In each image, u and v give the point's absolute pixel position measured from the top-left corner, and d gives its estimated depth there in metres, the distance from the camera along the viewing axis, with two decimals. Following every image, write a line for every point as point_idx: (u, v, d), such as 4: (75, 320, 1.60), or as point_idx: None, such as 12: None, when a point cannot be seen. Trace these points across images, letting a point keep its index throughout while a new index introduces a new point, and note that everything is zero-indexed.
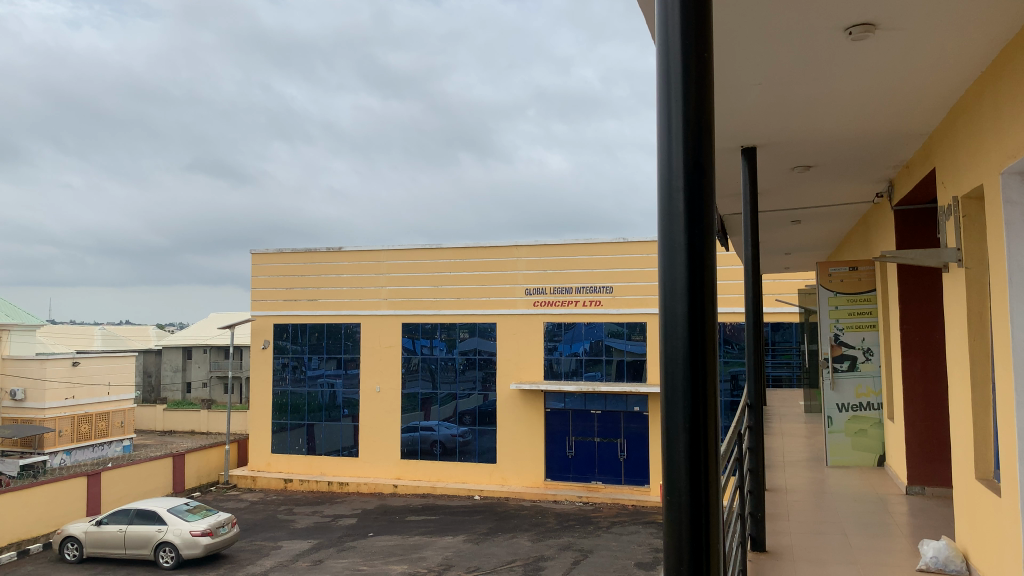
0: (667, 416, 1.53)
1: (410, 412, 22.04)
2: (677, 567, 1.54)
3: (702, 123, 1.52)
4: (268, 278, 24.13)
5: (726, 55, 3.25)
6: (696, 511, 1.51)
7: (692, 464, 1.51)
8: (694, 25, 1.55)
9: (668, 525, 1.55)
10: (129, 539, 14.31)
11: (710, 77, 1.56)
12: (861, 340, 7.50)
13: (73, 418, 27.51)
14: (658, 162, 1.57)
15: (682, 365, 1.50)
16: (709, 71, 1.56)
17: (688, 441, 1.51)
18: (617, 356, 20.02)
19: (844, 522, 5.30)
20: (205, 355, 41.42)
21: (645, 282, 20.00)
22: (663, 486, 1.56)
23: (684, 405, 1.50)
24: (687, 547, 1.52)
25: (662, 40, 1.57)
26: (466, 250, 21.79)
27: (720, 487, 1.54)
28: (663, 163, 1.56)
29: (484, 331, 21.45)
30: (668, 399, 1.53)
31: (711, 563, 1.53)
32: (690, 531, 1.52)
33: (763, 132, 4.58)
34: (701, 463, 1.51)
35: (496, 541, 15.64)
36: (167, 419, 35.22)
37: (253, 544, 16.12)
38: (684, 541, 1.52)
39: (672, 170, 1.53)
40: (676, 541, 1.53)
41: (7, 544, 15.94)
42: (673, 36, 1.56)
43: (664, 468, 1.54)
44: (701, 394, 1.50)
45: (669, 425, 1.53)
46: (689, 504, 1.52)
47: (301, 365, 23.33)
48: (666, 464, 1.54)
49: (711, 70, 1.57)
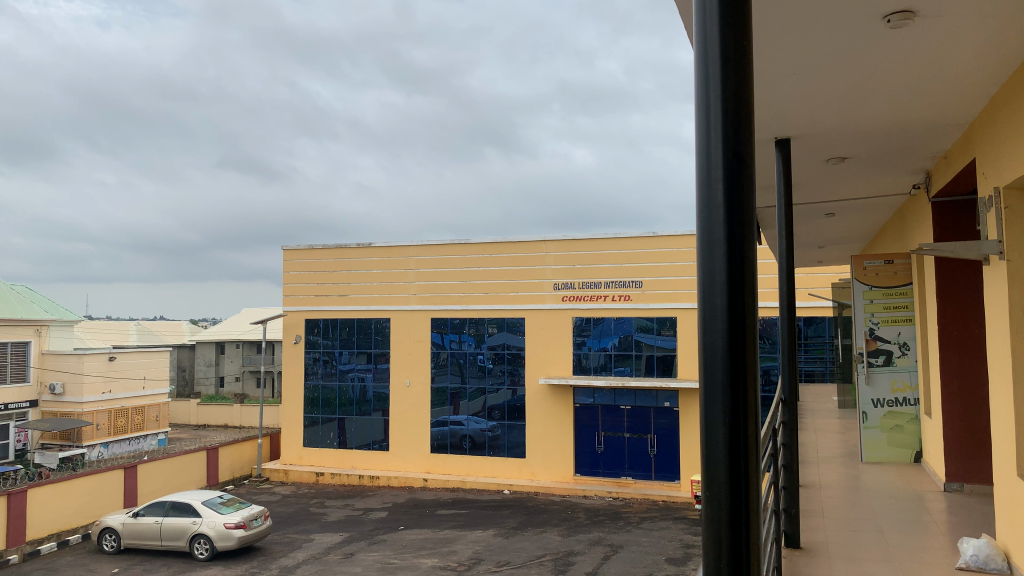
0: (707, 413, 1.53)
1: (439, 407, 22.17)
2: (717, 565, 1.53)
3: (740, 110, 1.50)
4: (299, 274, 24.35)
5: (762, 45, 3.20)
6: (736, 503, 1.50)
7: (732, 463, 1.50)
8: (734, 22, 1.52)
9: (707, 520, 1.54)
10: (165, 530, 14.58)
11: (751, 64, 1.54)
12: (897, 334, 7.45)
13: (110, 412, 28.18)
14: (696, 156, 1.56)
15: (722, 363, 1.48)
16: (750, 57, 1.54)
17: (728, 439, 1.50)
18: (647, 351, 19.91)
19: (880, 518, 5.22)
20: (238, 350, 42.10)
21: (674, 276, 19.86)
22: (701, 484, 1.55)
23: (724, 395, 1.49)
24: (727, 542, 1.51)
25: (700, 34, 1.55)
26: (495, 245, 21.81)
27: (760, 482, 1.52)
28: (699, 152, 1.55)
29: (513, 325, 21.47)
30: (707, 398, 1.53)
31: (751, 560, 1.52)
32: (730, 533, 1.51)
33: (797, 123, 4.51)
34: (741, 460, 1.50)
35: (526, 535, 15.66)
36: (200, 413, 35.81)
37: (285, 537, 16.29)
38: (724, 537, 1.51)
39: (710, 161, 1.51)
40: (715, 541, 1.52)
41: (47, 535, 16.29)
42: (710, 28, 1.54)
43: (704, 464, 1.53)
44: (742, 392, 1.48)
45: (710, 423, 1.52)
46: (728, 502, 1.50)
47: (332, 359, 23.61)
48: (705, 463, 1.52)
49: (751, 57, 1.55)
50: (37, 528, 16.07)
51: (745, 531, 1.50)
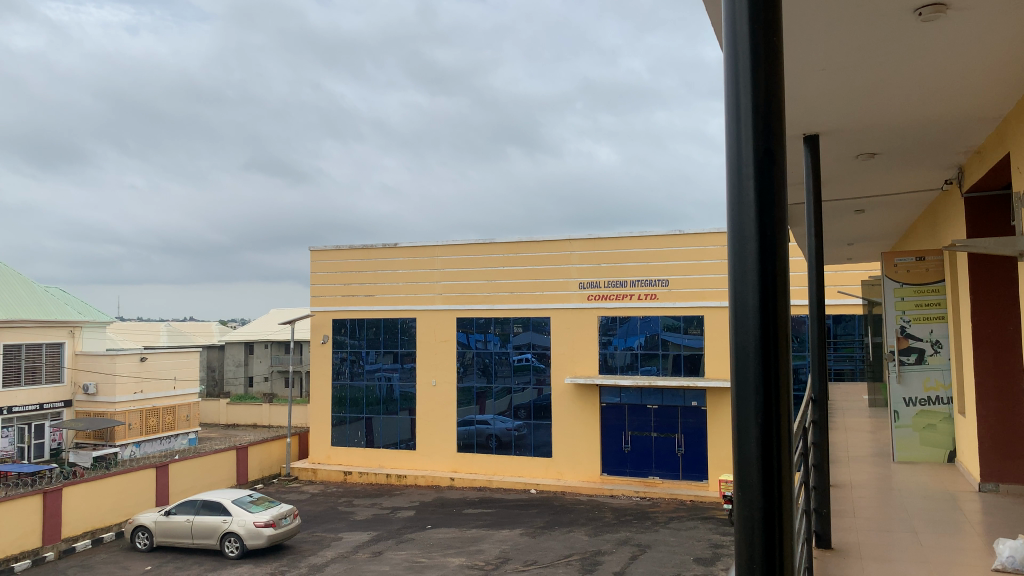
0: (740, 419, 1.53)
1: (466, 406, 22.22)
2: (750, 567, 1.54)
3: (771, 100, 1.50)
4: (325, 275, 24.54)
5: (792, 39, 3.17)
6: (769, 507, 1.50)
7: (764, 468, 1.50)
8: (764, 20, 1.52)
9: (740, 525, 1.55)
10: (196, 529, 14.77)
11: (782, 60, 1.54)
12: (930, 332, 7.37)
13: (142, 411, 28.59)
14: (726, 153, 1.55)
15: (754, 365, 1.49)
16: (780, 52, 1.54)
17: (760, 442, 1.50)
18: (674, 350, 19.80)
19: (914, 519, 5.14)
20: (266, 350, 42.53)
21: (701, 275, 19.71)
22: (733, 488, 1.55)
23: (755, 400, 1.49)
24: (760, 544, 1.52)
25: (729, 31, 1.55)
26: (520, 244, 21.81)
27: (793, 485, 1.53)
28: (732, 147, 1.55)
29: (538, 325, 21.47)
30: (739, 404, 1.53)
31: (784, 561, 1.53)
32: (763, 535, 1.52)
33: (825, 118, 4.46)
34: (775, 464, 1.50)
35: (553, 534, 15.65)
36: (230, 413, 36.22)
37: (314, 535, 16.41)
38: (757, 540, 1.52)
39: (740, 159, 1.51)
40: (749, 544, 1.54)
41: (81, 533, 16.55)
42: (739, 22, 1.54)
43: (736, 468, 1.54)
44: (774, 395, 1.49)
45: (741, 429, 1.52)
46: (761, 505, 1.51)
47: (359, 359, 23.77)
48: (738, 466, 1.53)
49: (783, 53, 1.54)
50: (72, 525, 16.35)
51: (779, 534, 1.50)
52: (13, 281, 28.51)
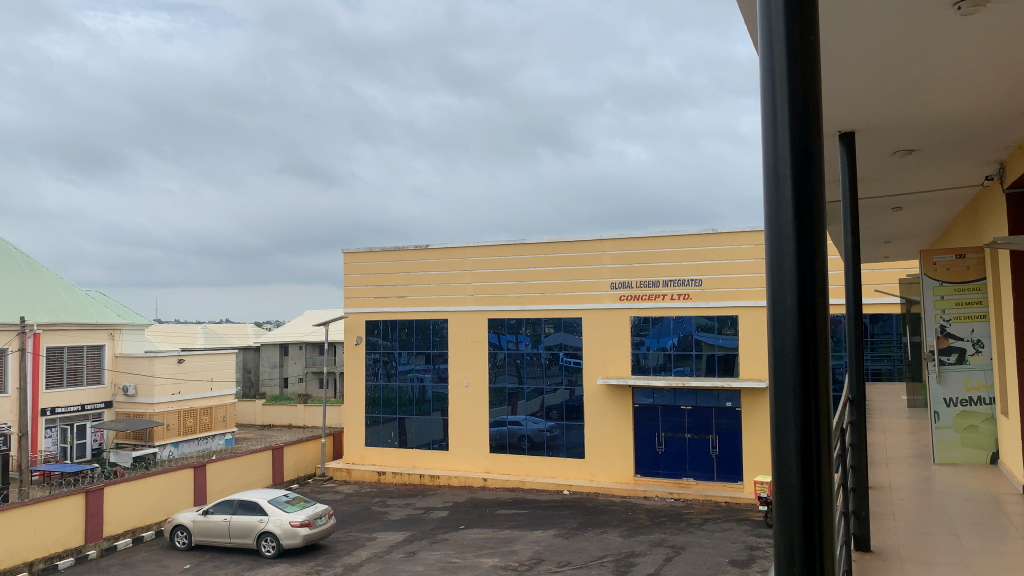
0: (779, 411, 1.70)
1: (498, 407, 22.26)
2: (789, 545, 1.71)
3: (808, 105, 1.66)
4: (358, 277, 24.73)
5: (829, 36, 3.14)
6: (807, 493, 1.68)
7: (802, 456, 1.67)
8: (797, 35, 1.68)
9: (780, 511, 1.73)
10: (233, 528, 14.99)
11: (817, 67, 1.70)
12: (971, 331, 7.21)
13: (180, 412, 29.04)
14: (765, 153, 1.72)
15: (792, 358, 1.66)
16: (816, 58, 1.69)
17: (799, 433, 1.67)
18: (707, 351, 19.64)
19: (955, 522, 5.05)
20: (301, 351, 42.99)
21: (735, 274, 19.50)
22: (772, 475, 1.72)
23: (794, 390, 1.66)
24: (798, 521, 1.70)
25: (766, 40, 1.72)
26: (550, 245, 21.78)
27: (829, 472, 1.70)
28: (769, 148, 1.72)
29: (570, 325, 21.42)
30: (779, 396, 1.70)
31: (822, 538, 1.71)
32: (802, 520, 1.70)
33: (862, 115, 4.41)
34: (811, 450, 1.67)
35: (586, 536, 15.61)
36: (266, 413, 36.68)
37: (348, 535, 16.54)
38: (796, 519, 1.70)
39: (778, 158, 1.68)
40: (789, 528, 1.72)
41: (122, 531, 16.84)
42: (777, 36, 1.71)
43: (775, 456, 1.71)
44: (811, 386, 1.66)
45: (781, 422, 1.69)
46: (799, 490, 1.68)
47: (392, 360, 23.93)
48: (777, 455, 1.71)
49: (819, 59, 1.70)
50: (114, 524, 16.65)
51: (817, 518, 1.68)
52: (55, 285, 29.15)
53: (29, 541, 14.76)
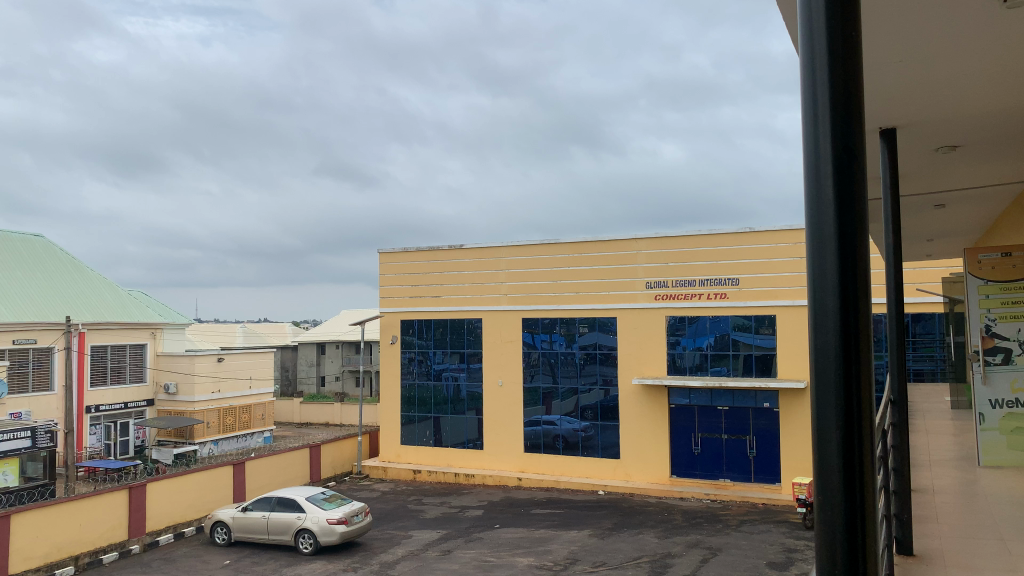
0: (821, 404, 1.86)
1: (532, 406, 22.27)
2: (833, 527, 1.86)
3: (848, 107, 1.84)
4: (393, 276, 24.89)
5: (871, 33, 3.10)
6: (849, 477, 1.84)
7: (845, 443, 1.83)
8: (837, 48, 1.86)
9: (825, 501, 1.87)
10: (271, 525, 15.20)
11: (857, 75, 1.87)
12: (1018, 331, 7.04)
13: (219, 410, 29.47)
14: (808, 152, 1.91)
15: (834, 351, 1.83)
16: (857, 67, 1.87)
17: (840, 421, 1.83)
18: (745, 350, 19.44)
19: (1001, 526, 4.94)
20: (338, 350, 43.40)
21: (773, 274, 19.25)
22: (815, 463, 1.88)
23: (836, 379, 1.82)
24: (842, 510, 1.84)
25: (808, 49, 1.91)
26: (585, 244, 21.72)
27: (871, 459, 1.84)
28: (811, 151, 1.90)
29: (605, 325, 21.34)
30: (822, 388, 1.86)
31: (865, 522, 1.85)
32: (846, 507, 1.84)
33: (904, 112, 4.34)
34: (854, 438, 1.82)
35: (622, 536, 15.54)
36: (303, 412, 37.11)
37: (384, 533, 16.66)
38: (841, 507, 1.85)
39: (821, 158, 1.87)
40: (832, 515, 1.86)
41: (164, 527, 17.14)
42: (818, 41, 1.89)
43: (817, 444, 1.88)
44: (854, 376, 1.81)
45: (823, 417, 1.85)
46: (842, 476, 1.84)
47: (427, 359, 24.06)
48: (820, 445, 1.87)
49: (859, 68, 1.87)
50: (156, 519, 16.96)
51: (860, 507, 1.83)
52: (99, 285, 29.83)
53: (75, 535, 15.12)
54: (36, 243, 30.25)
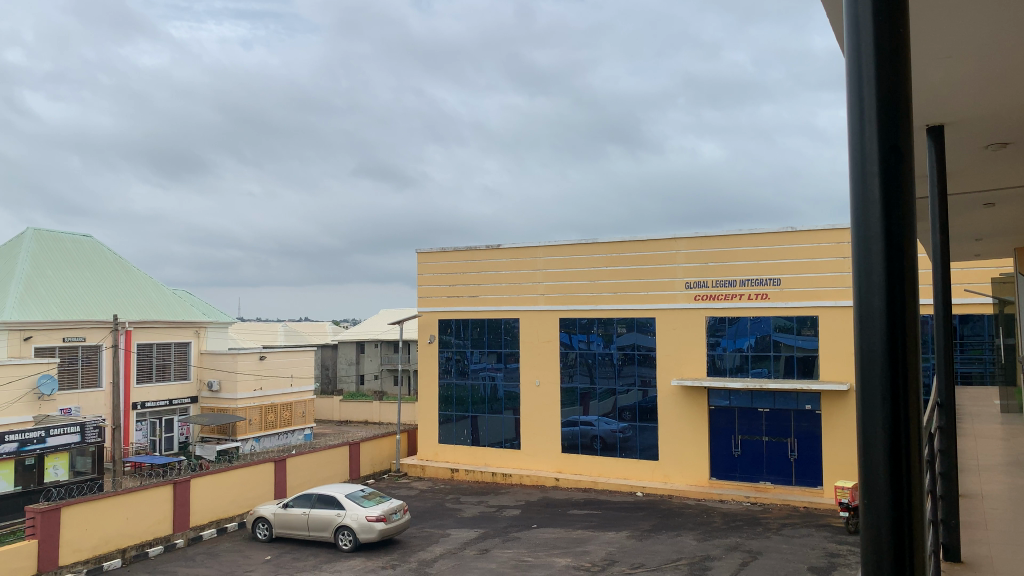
0: (867, 403, 1.92)
1: (570, 407, 22.24)
2: (881, 526, 1.91)
3: (894, 105, 1.89)
4: (431, 276, 25.01)
5: (921, 28, 3.04)
6: (895, 476, 1.89)
7: (892, 443, 1.89)
8: (881, 51, 1.91)
9: (875, 500, 1.93)
10: (312, 521, 15.39)
11: (906, 72, 1.91)
12: None
13: (261, 408, 29.88)
14: (853, 152, 1.97)
15: (881, 349, 1.89)
16: (905, 64, 1.91)
17: (888, 420, 1.89)
18: (786, 352, 19.19)
19: None
20: (376, 349, 43.81)
21: (815, 274, 18.95)
22: (863, 461, 1.94)
23: (882, 379, 1.88)
24: (889, 509, 1.90)
25: (854, 47, 1.96)
26: (623, 244, 21.62)
27: (920, 458, 1.89)
28: (856, 152, 1.96)
29: (643, 325, 21.21)
30: (868, 387, 1.92)
31: (913, 522, 1.89)
32: (891, 506, 1.90)
33: (955, 106, 4.20)
34: (900, 437, 1.88)
35: (660, 538, 15.43)
36: (343, 410, 37.53)
37: (423, 531, 16.76)
38: (886, 506, 1.90)
39: (867, 157, 1.92)
40: (880, 512, 1.92)
41: (207, 522, 17.44)
42: (864, 39, 1.94)
43: (862, 443, 1.94)
44: (901, 375, 1.87)
45: (870, 417, 1.92)
46: (889, 475, 1.89)
47: (464, 358, 24.16)
48: (867, 446, 1.92)
49: (907, 65, 1.91)
50: (200, 515, 17.27)
51: (908, 510, 1.88)
52: (145, 285, 30.50)
53: (122, 529, 15.48)
54: (85, 244, 31.07)
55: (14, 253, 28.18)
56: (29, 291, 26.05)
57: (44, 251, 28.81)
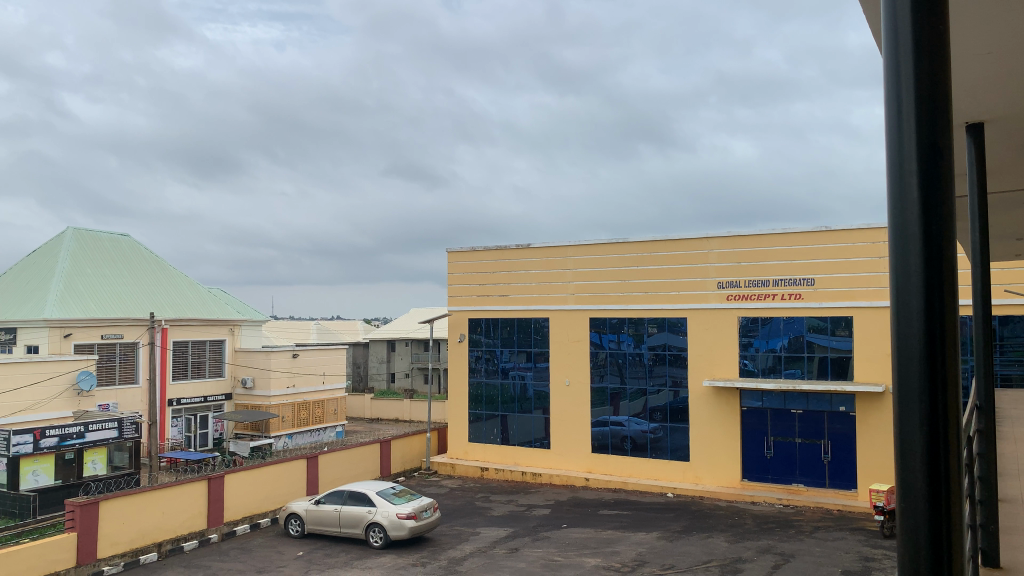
0: (906, 407, 1.91)
1: (600, 407, 22.18)
2: (917, 530, 1.90)
3: (934, 103, 1.87)
4: (461, 275, 25.08)
5: (961, 23, 2.99)
6: (933, 482, 1.88)
7: (929, 447, 1.88)
8: (921, 46, 1.89)
9: (911, 505, 1.92)
10: (343, 518, 15.53)
11: (946, 69, 1.89)
12: None
13: (294, 405, 30.20)
14: (890, 152, 1.95)
15: (918, 353, 1.88)
16: (944, 62, 1.89)
17: (925, 425, 1.88)
18: (820, 352, 18.97)
19: None
20: (407, 347, 44.12)
21: (850, 274, 18.68)
22: (899, 466, 1.93)
23: (920, 381, 1.87)
24: (926, 515, 1.89)
25: (892, 44, 1.94)
26: (654, 244, 21.51)
27: (958, 463, 1.87)
28: (894, 152, 1.94)
29: (674, 325, 21.09)
30: (906, 390, 1.91)
31: (950, 528, 1.88)
32: (928, 511, 1.89)
33: (996, 103, 4.12)
34: (938, 442, 1.87)
35: (691, 539, 15.33)
36: (374, 407, 37.83)
37: (452, 529, 16.83)
38: (924, 512, 1.90)
39: (906, 156, 1.91)
40: (916, 518, 1.91)
41: (240, 518, 17.66)
42: (905, 37, 1.91)
43: (899, 448, 1.93)
44: (940, 377, 1.86)
45: (908, 422, 1.90)
46: (927, 480, 1.88)
47: (494, 357, 24.21)
48: (903, 451, 1.91)
49: (947, 63, 1.89)
50: (233, 510, 17.49)
51: (947, 510, 1.87)
52: (181, 283, 30.97)
53: (158, 523, 15.73)
54: (123, 242, 31.61)
55: (55, 252, 28.76)
56: (69, 289, 26.59)
57: (83, 249, 29.37)
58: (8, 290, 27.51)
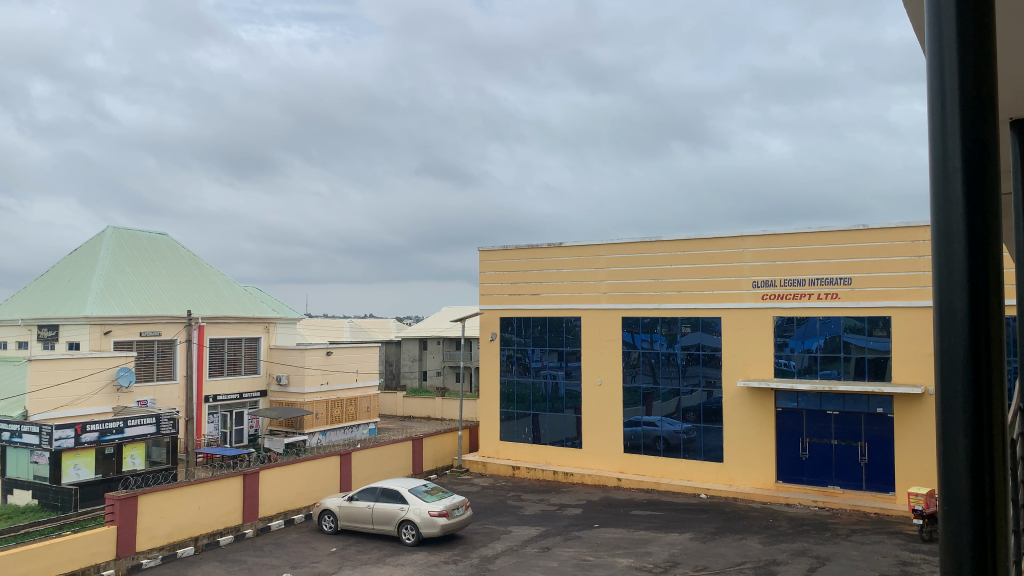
0: (954, 404, 2.12)
1: (633, 406, 22.09)
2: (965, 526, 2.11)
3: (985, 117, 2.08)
4: (493, 274, 25.12)
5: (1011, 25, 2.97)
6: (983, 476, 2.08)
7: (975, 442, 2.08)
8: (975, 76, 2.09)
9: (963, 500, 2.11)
10: (376, 515, 15.66)
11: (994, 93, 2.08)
12: None
13: (328, 402, 30.46)
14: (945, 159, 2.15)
15: (968, 351, 2.07)
16: (991, 87, 2.08)
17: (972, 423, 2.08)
18: (857, 353, 18.65)
19: None
20: (439, 346, 44.34)
21: (888, 273, 18.36)
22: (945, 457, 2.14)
23: (967, 380, 2.08)
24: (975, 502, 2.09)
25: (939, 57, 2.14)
26: (688, 242, 21.35)
27: (1006, 453, 2.07)
28: (943, 161, 2.15)
29: (708, 325, 20.91)
30: (956, 389, 2.11)
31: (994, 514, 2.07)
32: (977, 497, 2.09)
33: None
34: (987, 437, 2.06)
35: (724, 541, 15.20)
36: (406, 405, 38.07)
37: (484, 527, 16.87)
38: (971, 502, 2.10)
39: (954, 166, 2.12)
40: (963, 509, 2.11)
41: (275, 513, 17.89)
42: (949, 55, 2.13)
43: (944, 438, 2.14)
44: (984, 373, 2.06)
45: (956, 414, 2.12)
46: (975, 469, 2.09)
47: (526, 356, 24.23)
48: (947, 441, 2.14)
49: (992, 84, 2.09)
50: (268, 506, 17.72)
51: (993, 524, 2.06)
52: (217, 282, 31.40)
53: (194, 518, 15.96)
54: (161, 242, 32.16)
55: (96, 251, 29.33)
56: (109, 287, 27.08)
57: (123, 249, 29.93)
58: (50, 288, 28.10)
